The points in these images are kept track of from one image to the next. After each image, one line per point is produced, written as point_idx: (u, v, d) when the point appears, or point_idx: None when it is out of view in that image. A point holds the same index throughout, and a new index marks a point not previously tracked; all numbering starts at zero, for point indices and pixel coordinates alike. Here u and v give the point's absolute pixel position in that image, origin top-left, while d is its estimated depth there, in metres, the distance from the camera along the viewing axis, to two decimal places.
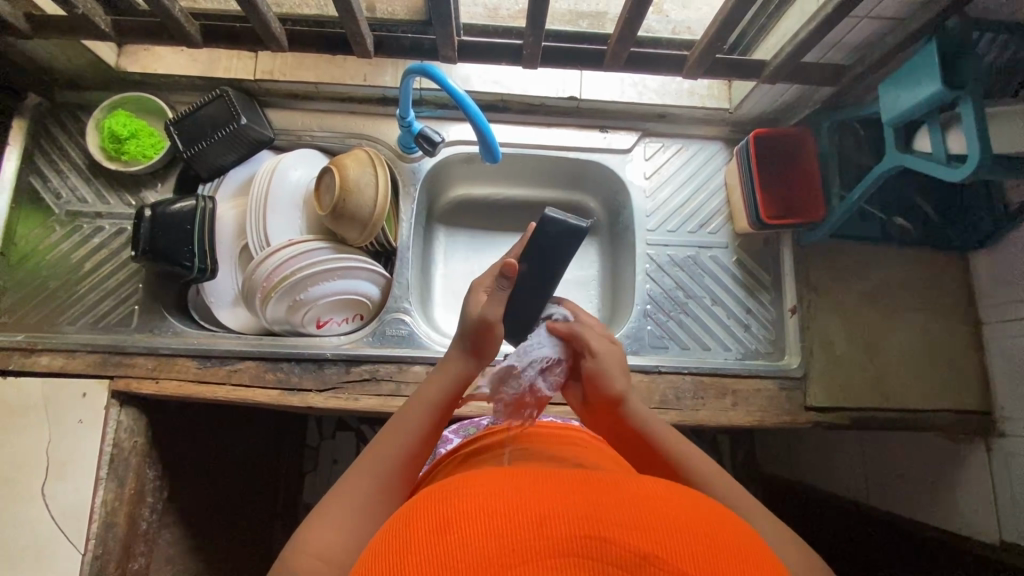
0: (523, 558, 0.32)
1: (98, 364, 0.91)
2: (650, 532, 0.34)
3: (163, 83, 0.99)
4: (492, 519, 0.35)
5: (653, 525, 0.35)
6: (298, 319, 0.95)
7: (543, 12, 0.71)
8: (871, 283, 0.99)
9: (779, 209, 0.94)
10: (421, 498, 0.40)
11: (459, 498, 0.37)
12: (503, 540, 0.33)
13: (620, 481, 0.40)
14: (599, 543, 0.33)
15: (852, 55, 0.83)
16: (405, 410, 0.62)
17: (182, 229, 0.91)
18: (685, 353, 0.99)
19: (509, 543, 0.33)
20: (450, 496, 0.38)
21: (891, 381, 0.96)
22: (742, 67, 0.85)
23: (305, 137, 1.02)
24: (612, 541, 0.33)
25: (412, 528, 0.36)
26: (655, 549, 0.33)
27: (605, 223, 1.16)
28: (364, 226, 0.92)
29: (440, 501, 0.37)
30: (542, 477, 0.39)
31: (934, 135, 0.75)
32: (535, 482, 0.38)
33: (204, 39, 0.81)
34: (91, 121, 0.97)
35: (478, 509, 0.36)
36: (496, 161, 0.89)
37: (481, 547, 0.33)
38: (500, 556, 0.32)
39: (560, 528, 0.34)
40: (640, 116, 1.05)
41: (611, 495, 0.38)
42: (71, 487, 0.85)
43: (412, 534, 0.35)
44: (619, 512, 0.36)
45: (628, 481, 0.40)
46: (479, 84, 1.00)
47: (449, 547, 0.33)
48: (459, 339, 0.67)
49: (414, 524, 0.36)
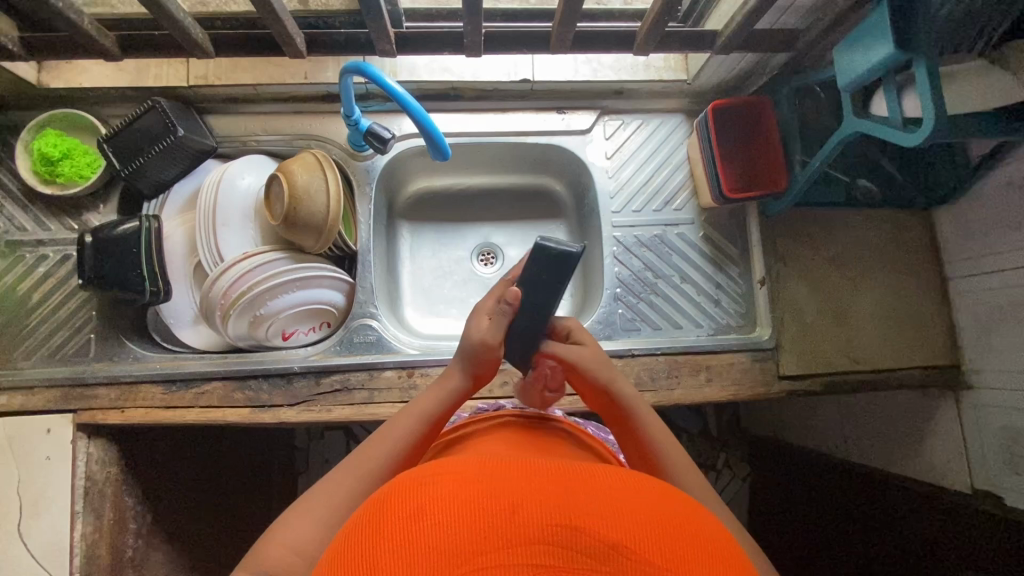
0: (493, 545, 0.34)
1: (59, 399, 0.88)
2: (619, 523, 0.37)
3: (91, 96, 0.93)
4: (472, 506, 0.37)
5: (624, 518, 0.37)
6: (262, 333, 0.92)
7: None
8: (840, 247, 0.99)
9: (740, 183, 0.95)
10: (398, 484, 0.42)
11: (442, 485, 0.40)
12: (476, 528, 0.35)
13: (593, 476, 0.43)
14: (569, 531, 0.35)
15: (806, 19, 0.79)
16: (398, 419, 0.67)
17: (129, 253, 0.86)
18: (657, 333, 0.98)
19: (484, 533, 0.35)
20: (430, 485, 0.40)
21: (862, 343, 0.97)
22: (696, 39, 0.81)
23: (250, 142, 0.97)
24: (580, 530, 0.35)
25: (387, 514, 0.38)
26: (622, 540, 0.35)
27: (571, 205, 1.14)
28: (319, 232, 0.89)
29: (416, 489, 0.40)
30: (520, 470, 0.42)
31: (890, 99, 0.73)
32: (513, 475, 0.41)
33: (123, 50, 0.75)
34: (20, 144, 0.91)
35: (454, 498, 0.38)
36: (446, 159, 0.83)
37: (452, 535, 0.35)
38: (471, 545, 0.34)
39: (534, 518, 0.36)
40: (598, 94, 1.01)
41: (584, 487, 0.40)
42: (48, 524, 0.85)
43: (390, 517, 0.38)
44: (592, 505, 0.38)
45: (602, 475, 0.43)
46: (427, 73, 0.95)
47: (424, 529, 0.36)
48: (454, 360, 0.71)
49: (389, 511, 0.38)
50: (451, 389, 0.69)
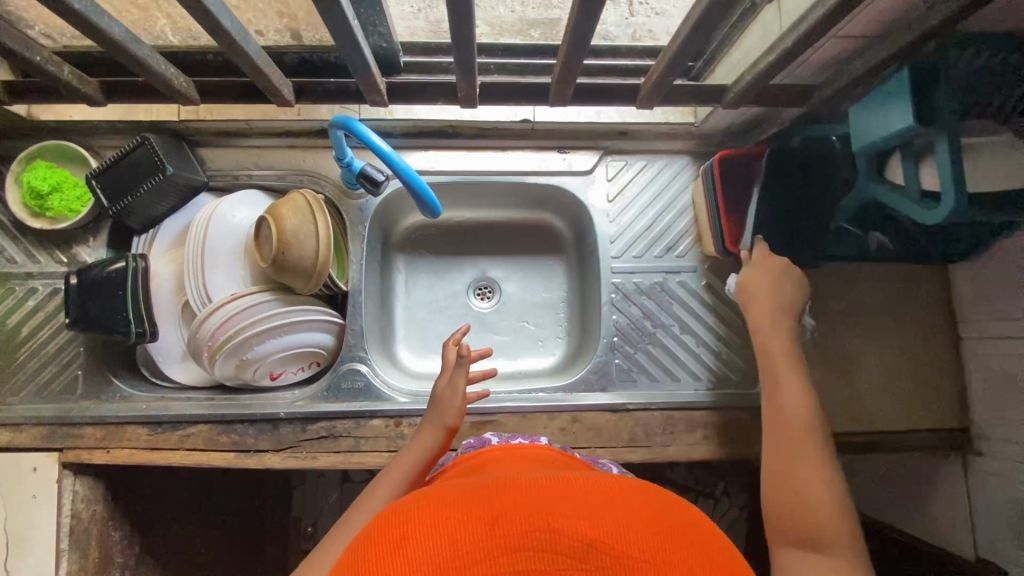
0: (474, 558, 0.38)
1: (45, 437, 0.88)
2: (592, 522, 0.40)
3: (81, 128, 0.92)
4: (452, 526, 0.41)
5: (595, 516, 0.41)
6: (249, 375, 0.90)
7: (469, 49, 0.62)
8: (844, 300, 0.96)
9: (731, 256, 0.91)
10: (382, 518, 0.46)
11: (422, 514, 0.43)
12: (456, 546, 0.39)
13: (565, 480, 0.46)
14: (545, 534, 0.39)
15: (821, 74, 0.75)
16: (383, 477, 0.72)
17: (115, 295, 0.85)
18: (655, 386, 0.94)
19: (466, 550, 0.39)
20: (413, 513, 0.44)
21: (863, 400, 0.95)
22: (704, 92, 0.76)
23: (241, 177, 0.95)
24: (557, 532, 0.39)
25: (376, 543, 0.42)
26: (596, 536, 0.39)
27: (571, 242, 1.11)
28: (309, 276, 0.87)
29: (397, 521, 0.43)
30: (497, 486, 0.46)
31: (908, 167, 0.69)
32: (490, 492, 0.45)
33: (107, 96, 0.73)
34: (8, 176, 0.89)
35: (434, 522, 0.42)
36: (438, 215, 0.80)
37: (437, 555, 0.39)
38: (454, 560, 0.38)
39: (510, 527, 0.40)
40: (601, 134, 0.97)
41: (558, 492, 0.44)
42: (31, 562, 0.85)
43: (378, 546, 0.41)
44: (561, 507, 0.42)
45: (575, 480, 0.47)
46: (424, 112, 0.94)
47: (409, 554, 0.40)
48: (426, 419, 0.78)
49: (378, 540, 0.42)
50: (429, 445, 0.75)
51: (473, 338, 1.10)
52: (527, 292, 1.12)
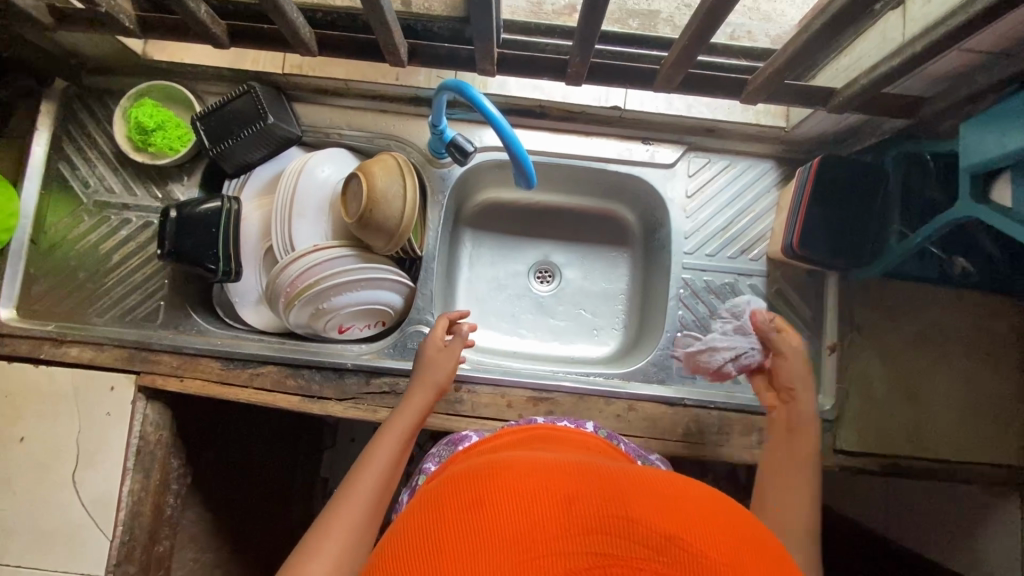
0: (553, 533, 0.37)
1: (125, 360, 0.92)
2: (672, 518, 0.39)
3: (191, 72, 0.96)
4: (525, 499, 0.39)
5: (671, 512, 0.39)
6: (321, 325, 0.93)
7: (593, 26, 0.63)
8: (921, 325, 0.93)
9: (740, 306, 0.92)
10: (446, 486, 0.44)
11: (493, 482, 0.42)
12: (532, 521, 0.38)
13: (636, 474, 0.44)
14: (624, 522, 0.38)
15: (934, 87, 0.74)
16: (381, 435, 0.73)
17: (208, 232, 0.88)
18: (714, 386, 0.94)
19: (537, 521, 0.38)
20: (482, 481, 0.43)
21: (927, 428, 0.92)
22: (811, 94, 0.76)
23: (333, 135, 0.98)
24: (636, 522, 0.38)
25: (446, 508, 0.41)
26: (675, 532, 0.37)
27: (640, 236, 1.11)
28: (391, 236, 0.89)
29: (467, 487, 0.42)
30: (567, 467, 0.45)
31: (1019, 188, 0.67)
32: (559, 472, 0.43)
33: (232, 40, 0.75)
34: (118, 110, 0.94)
35: (505, 493, 0.40)
36: (531, 186, 0.78)
37: (513, 525, 0.37)
38: (531, 534, 0.37)
39: (587, 512, 0.38)
40: (688, 130, 0.97)
41: (635, 485, 0.42)
42: (99, 476, 0.89)
43: (450, 511, 0.40)
44: (634, 497, 0.40)
45: (647, 475, 0.45)
46: (517, 89, 0.94)
47: (482, 521, 0.38)
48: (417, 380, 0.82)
49: (448, 505, 0.41)
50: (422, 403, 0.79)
51: (530, 318, 1.11)
52: (588, 280, 1.13)
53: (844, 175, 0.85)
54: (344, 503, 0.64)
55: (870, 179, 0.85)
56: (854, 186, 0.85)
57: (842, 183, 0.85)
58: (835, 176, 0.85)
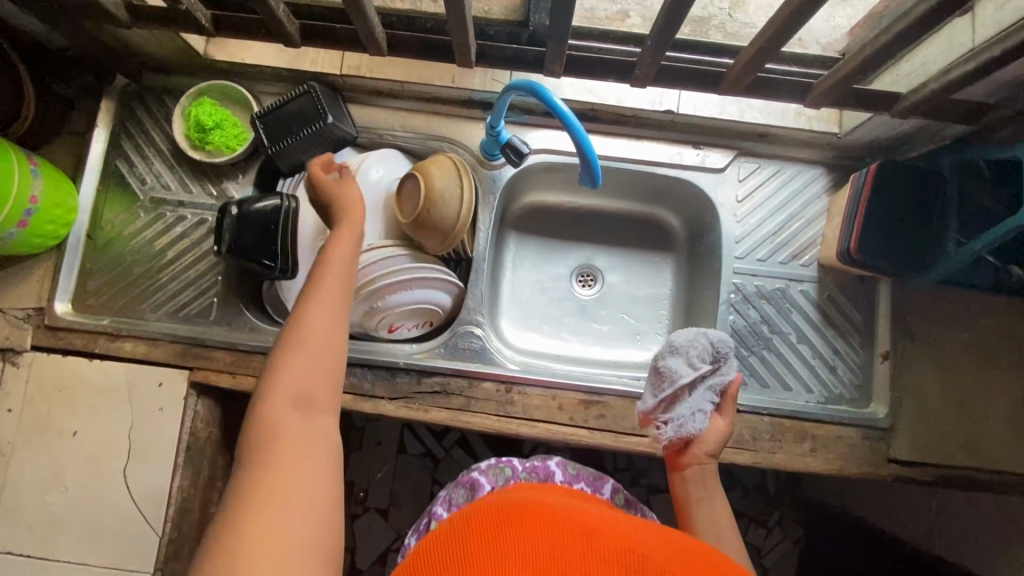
0: (577, 558, 0.41)
1: (178, 355, 0.93)
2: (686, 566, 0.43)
3: (249, 72, 0.97)
4: (550, 528, 0.44)
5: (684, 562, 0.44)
6: (373, 323, 0.94)
7: (677, 22, 0.65)
8: (975, 334, 0.93)
9: (698, 345, 0.75)
10: (471, 512, 0.48)
11: (516, 511, 0.46)
12: (556, 545, 0.42)
13: (647, 527, 0.49)
14: (641, 559, 0.42)
15: (1002, 93, 0.74)
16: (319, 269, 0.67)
17: (266, 229, 0.89)
18: (765, 392, 0.94)
19: (562, 547, 0.41)
20: (506, 510, 0.47)
21: (982, 437, 0.90)
22: (876, 98, 0.76)
23: (386, 136, 0.99)
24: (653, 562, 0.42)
25: (473, 529, 0.45)
26: None
27: (685, 242, 1.11)
28: (445, 236, 0.89)
29: (492, 514, 0.46)
30: (584, 510, 0.49)
31: None
32: (578, 512, 0.48)
33: (303, 37, 0.78)
34: (177, 108, 0.95)
35: (531, 521, 0.44)
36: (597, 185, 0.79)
37: (539, 548, 0.41)
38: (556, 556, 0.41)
39: (607, 546, 0.43)
40: (739, 135, 0.98)
41: (648, 535, 0.47)
42: (151, 471, 0.89)
43: (478, 533, 0.44)
44: (648, 544, 0.45)
45: (658, 530, 0.49)
46: (571, 92, 0.96)
47: (510, 544, 0.42)
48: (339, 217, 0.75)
49: (475, 527, 0.45)
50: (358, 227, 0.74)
51: (572, 322, 1.11)
52: (631, 284, 1.12)
53: (903, 177, 0.86)
54: (289, 364, 0.58)
55: (928, 182, 0.85)
56: (914, 189, 0.85)
57: (902, 184, 0.85)
58: (897, 177, 0.86)
